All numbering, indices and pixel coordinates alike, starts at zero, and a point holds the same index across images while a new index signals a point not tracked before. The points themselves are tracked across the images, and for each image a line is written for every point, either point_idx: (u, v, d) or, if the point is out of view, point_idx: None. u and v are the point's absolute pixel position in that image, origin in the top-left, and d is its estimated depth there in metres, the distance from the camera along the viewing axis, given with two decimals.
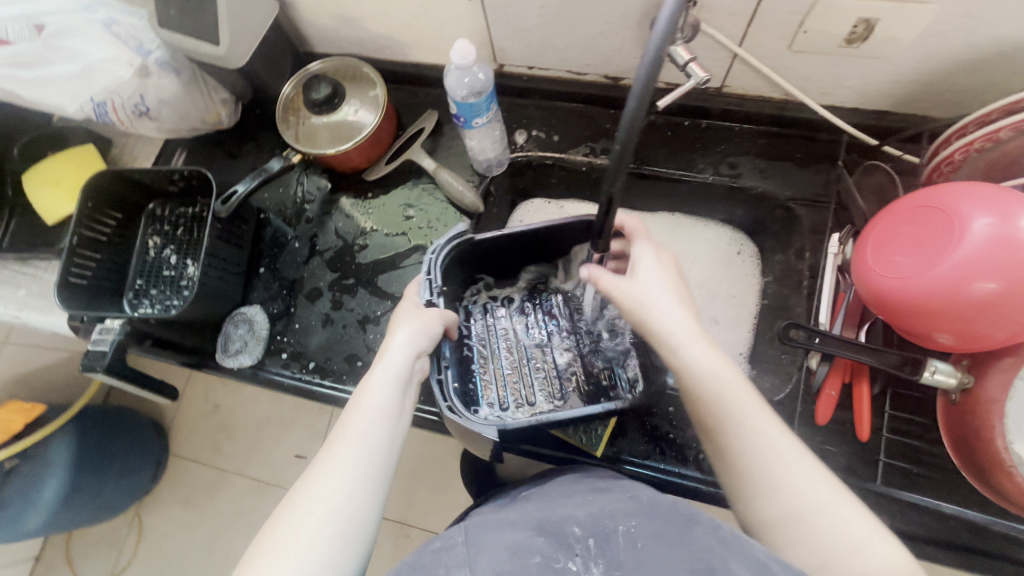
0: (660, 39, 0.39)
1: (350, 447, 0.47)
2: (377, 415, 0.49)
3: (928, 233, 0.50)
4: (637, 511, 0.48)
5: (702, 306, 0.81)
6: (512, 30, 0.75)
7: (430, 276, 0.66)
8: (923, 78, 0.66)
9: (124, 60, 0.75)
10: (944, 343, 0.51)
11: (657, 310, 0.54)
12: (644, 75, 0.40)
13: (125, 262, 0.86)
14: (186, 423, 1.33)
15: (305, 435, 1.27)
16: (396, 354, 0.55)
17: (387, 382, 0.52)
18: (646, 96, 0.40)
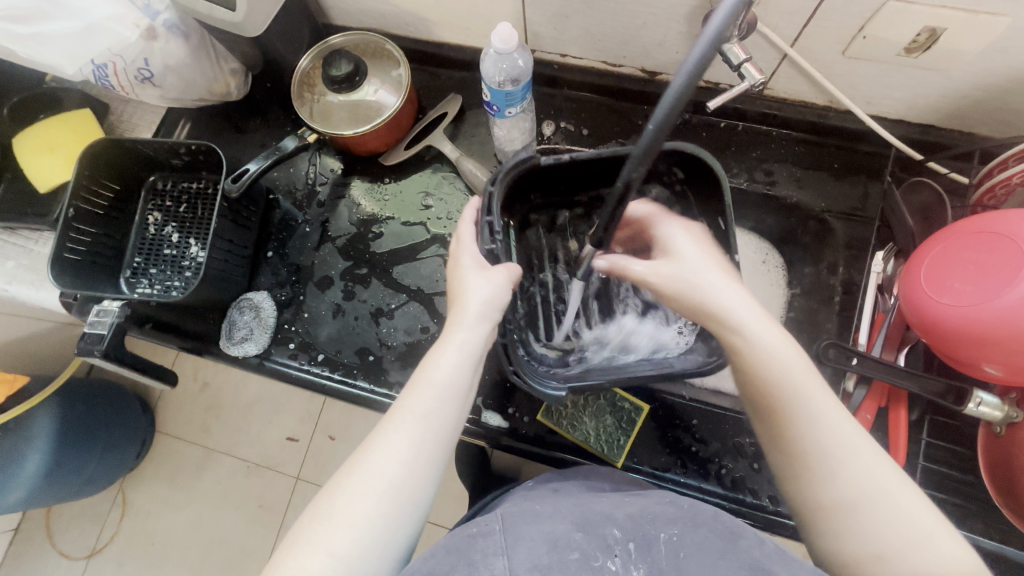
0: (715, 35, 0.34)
1: (415, 423, 0.45)
2: (446, 393, 0.47)
3: (991, 261, 0.48)
4: (680, 519, 0.45)
5: None
6: (549, 15, 0.71)
7: (489, 216, 0.59)
8: (978, 94, 0.63)
9: (130, 20, 0.69)
10: (991, 374, 0.50)
11: (708, 287, 0.49)
12: (689, 70, 0.35)
13: (122, 237, 0.81)
14: (176, 402, 1.29)
15: (299, 418, 1.24)
16: (471, 324, 0.51)
17: (462, 356, 0.49)
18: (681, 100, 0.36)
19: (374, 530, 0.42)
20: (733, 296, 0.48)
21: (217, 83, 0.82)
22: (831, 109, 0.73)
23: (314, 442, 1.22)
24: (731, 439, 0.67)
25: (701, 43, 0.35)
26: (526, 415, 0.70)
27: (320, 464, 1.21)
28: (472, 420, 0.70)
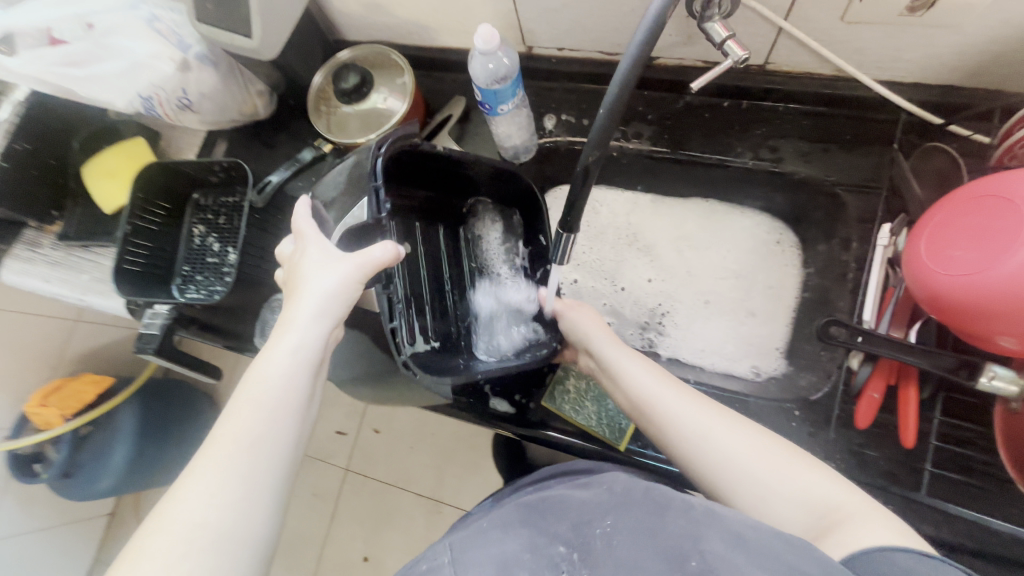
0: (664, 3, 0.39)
1: (242, 444, 0.44)
2: (272, 403, 0.47)
3: (993, 226, 0.45)
4: (613, 509, 0.46)
5: (737, 298, 0.79)
6: (540, 11, 0.73)
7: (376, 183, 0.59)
8: (997, 48, 0.59)
9: (166, 56, 0.78)
10: (1008, 347, 0.47)
11: (626, 373, 0.58)
12: (636, 50, 0.40)
13: (174, 249, 0.91)
14: None
15: (346, 412, 1.32)
16: (304, 329, 0.51)
17: (288, 360, 0.49)
18: (641, 58, 0.40)
19: (207, 570, 0.39)
20: (623, 355, 0.60)
21: (246, 105, 0.90)
22: (839, 77, 0.69)
23: (360, 434, 1.30)
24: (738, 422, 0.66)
25: (644, 28, 0.40)
26: (532, 401, 0.73)
27: (366, 456, 1.29)
28: (482, 408, 0.73)
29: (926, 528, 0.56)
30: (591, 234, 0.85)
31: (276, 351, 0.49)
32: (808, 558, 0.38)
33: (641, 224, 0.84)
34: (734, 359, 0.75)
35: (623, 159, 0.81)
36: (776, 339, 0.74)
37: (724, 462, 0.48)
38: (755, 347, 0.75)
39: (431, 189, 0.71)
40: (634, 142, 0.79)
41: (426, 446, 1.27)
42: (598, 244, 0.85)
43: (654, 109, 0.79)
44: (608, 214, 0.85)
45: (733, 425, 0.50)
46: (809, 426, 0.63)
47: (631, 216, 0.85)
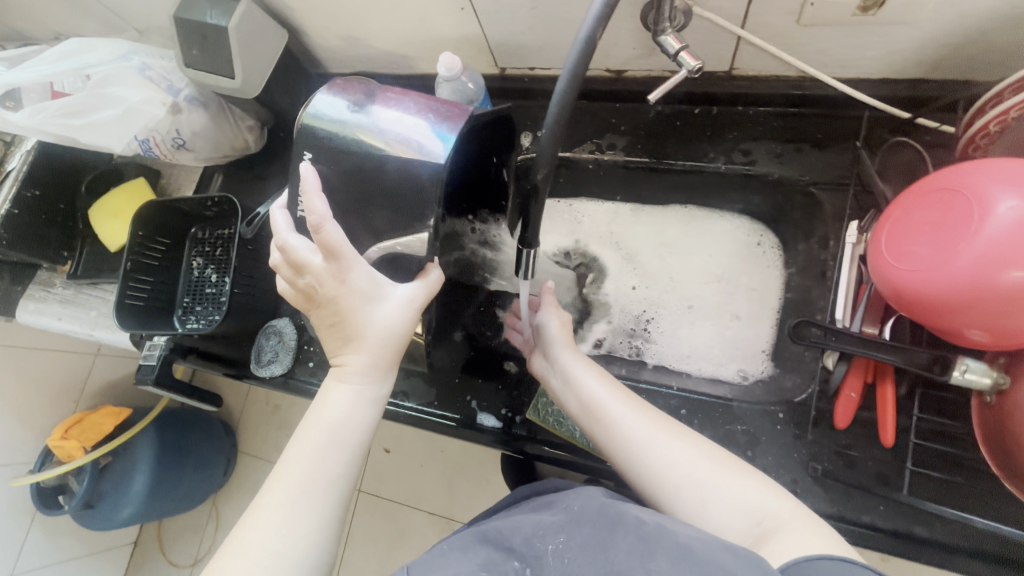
0: (593, 23, 0.41)
1: (309, 481, 0.51)
2: (332, 445, 0.53)
3: (947, 219, 0.45)
4: (566, 524, 0.48)
5: (721, 303, 0.76)
6: (507, 34, 0.75)
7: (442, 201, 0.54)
8: (957, 40, 0.58)
9: (158, 100, 0.82)
10: (977, 340, 0.46)
11: (579, 379, 0.61)
12: (571, 70, 0.42)
13: (174, 282, 0.95)
14: (250, 425, 1.44)
15: None
16: (362, 375, 0.56)
17: (346, 403, 0.55)
18: (576, 75, 0.42)
19: None
20: (577, 362, 0.62)
21: (236, 140, 0.94)
22: (805, 78, 0.70)
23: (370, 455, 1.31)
24: (723, 427, 0.65)
25: (576, 49, 0.42)
26: (519, 415, 0.74)
27: (378, 476, 1.30)
28: (469, 423, 0.75)
29: (919, 529, 0.56)
30: (571, 245, 0.84)
31: (334, 396, 0.55)
32: (747, 564, 0.39)
33: (620, 230, 0.83)
34: (719, 367, 0.73)
35: (599, 170, 0.82)
36: (760, 342, 0.72)
37: (666, 469, 0.51)
38: (739, 352, 0.72)
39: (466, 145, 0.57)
40: (609, 153, 0.81)
41: (435, 464, 1.27)
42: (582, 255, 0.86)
43: (627, 120, 0.81)
44: (586, 222, 0.84)
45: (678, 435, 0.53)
46: (795, 428, 0.63)
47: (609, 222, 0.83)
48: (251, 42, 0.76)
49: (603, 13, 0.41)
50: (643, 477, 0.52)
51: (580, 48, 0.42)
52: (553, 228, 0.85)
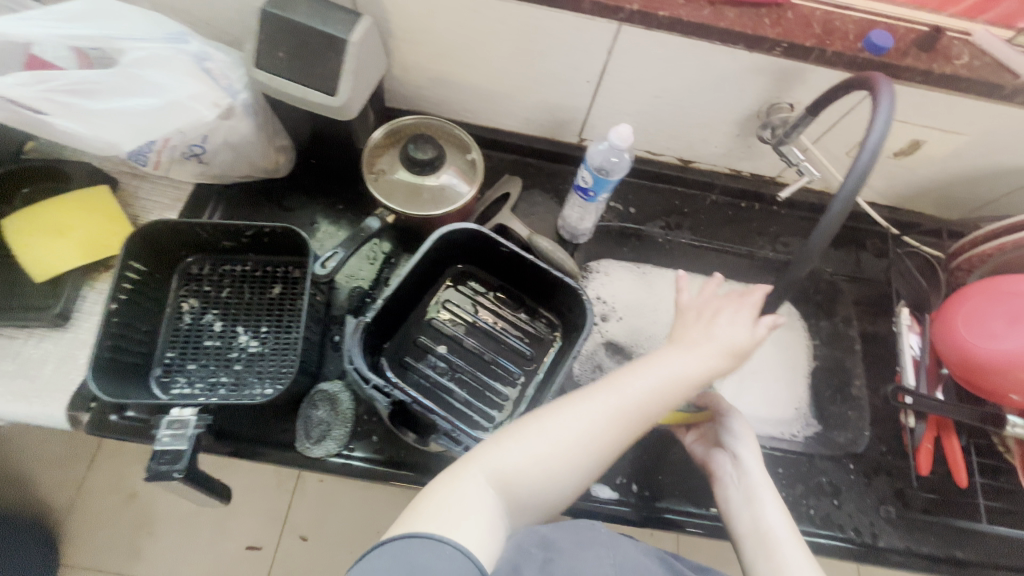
0: (882, 133, 0.49)
1: (560, 426, 0.52)
2: (581, 441, 0.52)
3: (1016, 314, 0.63)
4: None
5: (769, 367, 0.83)
6: (615, 112, 0.81)
7: (355, 363, 0.60)
8: (934, 185, 0.85)
9: (210, 99, 0.64)
10: (1016, 401, 0.64)
11: (761, 499, 0.60)
12: (865, 163, 0.50)
13: (153, 330, 0.71)
14: (95, 523, 1.12)
15: (260, 520, 1.15)
16: (635, 385, 0.55)
17: (611, 412, 0.53)
18: (869, 169, 0.50)
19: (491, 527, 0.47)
20: (748, 443, 0.65)
21: (266, 161, 0.79)
22: (826, 193, 0.90)
23: (282, 545, 1.14)
24: (812, 479, 0.75)
25: (864, 152, 0.50)
26: (635, 482, 0.73)
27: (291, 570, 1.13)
28: (585, 496, 0.71)
29: (963, 553, 0.72)
30: (630, 306, 0.86)
31: (636, 381, 0.55)
32: None
33: (658, 314, 0.86)
34: (763, 423, 0.79)
35: (667, 245, 0.90)
36: (798, 402, 0.81)
37: (780, 566, 0.54)
38: (784, 409, 0.80)
39: (485, 264, 0.78)
40: (677, 232, 0.90)
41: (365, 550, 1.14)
42: (638, 312, 0.86)
43: (689, 203, 0.92)
44: (644, 299, 0.87)
45: (793, 541, 0.57)
46: (863, 476, 0.76)
47: (658, 306, 0.86)
48: (365, 62, 0.66)
49: (875, 152, 0.50)
50: (771, 575, 0.54)
51: (857, 180, 0.50)
52: (620, 300, 0.87)
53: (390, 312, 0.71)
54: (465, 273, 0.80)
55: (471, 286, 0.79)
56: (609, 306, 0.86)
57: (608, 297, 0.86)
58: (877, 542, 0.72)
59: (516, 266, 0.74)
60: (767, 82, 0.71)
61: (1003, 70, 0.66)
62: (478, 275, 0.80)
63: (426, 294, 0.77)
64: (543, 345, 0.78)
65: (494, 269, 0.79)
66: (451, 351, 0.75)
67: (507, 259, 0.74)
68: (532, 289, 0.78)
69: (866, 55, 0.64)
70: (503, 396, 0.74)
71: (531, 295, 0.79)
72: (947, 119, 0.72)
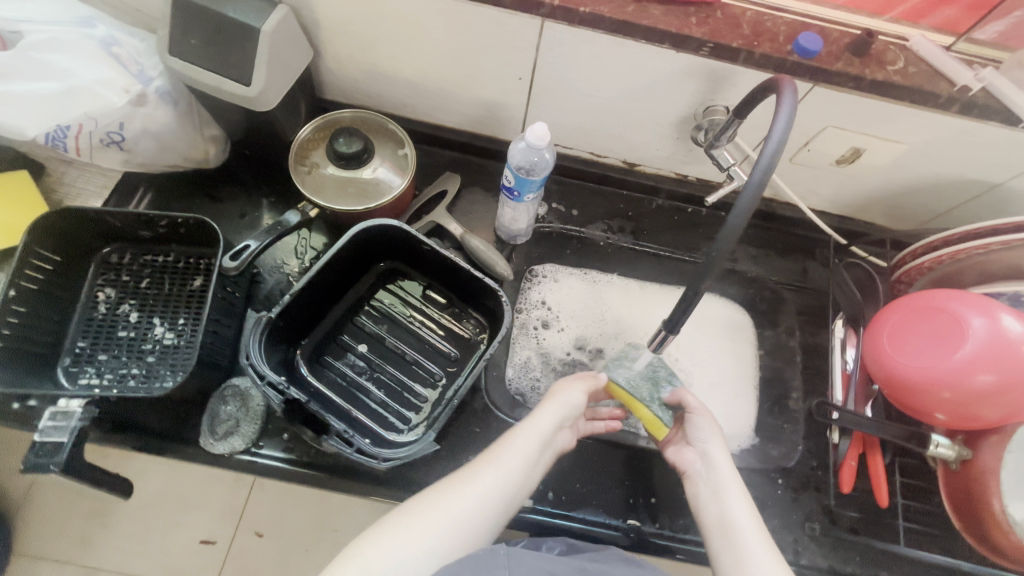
0: (785, 126, 0.48)
1: (437, 505, 0.52)
2: (453, 538, 0.51)
3: (939, 329, 0.61)
4: None
5: (711, 375, 0.82)
6: (552, 111, 0.79)
7: (252, 360, 0.60)
8: (879, 195, 0.83)
9: (119, 84, 0.65)
10: (941, 420, 0.62)
11: (726, 494, 0.57)
12: (770, 157, 0.47)
13: (64, 319, 0.69)
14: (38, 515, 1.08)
15: (210, 516, 1.08)
16: (507, 457, 0.56)
17: (486, 482, 0.54)
18: (774, 165, 0.48)
19: None
20: (716, 439, 0.62)
21: (194, 150, 0.76)
22: (775, 201, 0.88)
23: (236, 542, 1.07)
24: None
25: (769, 144, 0.48)
26: (552, 490, 0.71)
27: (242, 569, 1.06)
28: None
29: None
30: (573, 311, 0.85)
31: (503, 458, 0.56)
32: None
33: (604, 326, 0.84)
34: None
35: (609, 249, 0.88)
36: (749, 417, 0.79)
37: (745, 562, 0.51)
38: (734, 422, 0.79)
39: (411, 261, 0.77)
40: (619, 235, 0.88)
41: (321, 548, 1.07)
42: (580, 317, 0.85)
43: (633, 207, 0.90)
44: (592, 310, 0.85)
45: (759, 537, 0.53)
46: (791, 492, 0.73)
47: (603, 314, 0.85)
48: (281, 52, 0.65)
49: (774, 157, 0.47)
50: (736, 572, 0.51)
51: (755, 186, 0.48)
52: (566, 308, 0.85)
53: (305, 307, 0.70)
54: (393, 270, 0.78)
55: (399, 283, 0.78)
56: (553, 313, 0.84)
57: (555, 304, 0.84)
58: (799, 561, 0.70)
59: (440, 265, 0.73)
60: (700, 83, 0.69)
61: (939, 78, 0.64)
62: (407, 273, 0.78)
63: (350, 290, 0.76)
64: (468, 347, 0.76)
65: (422, 267, 0.77)
66: (371, 350, 0.74)
67: (430, 256, 0.73)
68: (458, 288, 0.76)
69: (795, 59, 0.62)
70: (421, 397, 0.72)
71: (459, 294, 0.77)
72: (886, 127, 0.70)
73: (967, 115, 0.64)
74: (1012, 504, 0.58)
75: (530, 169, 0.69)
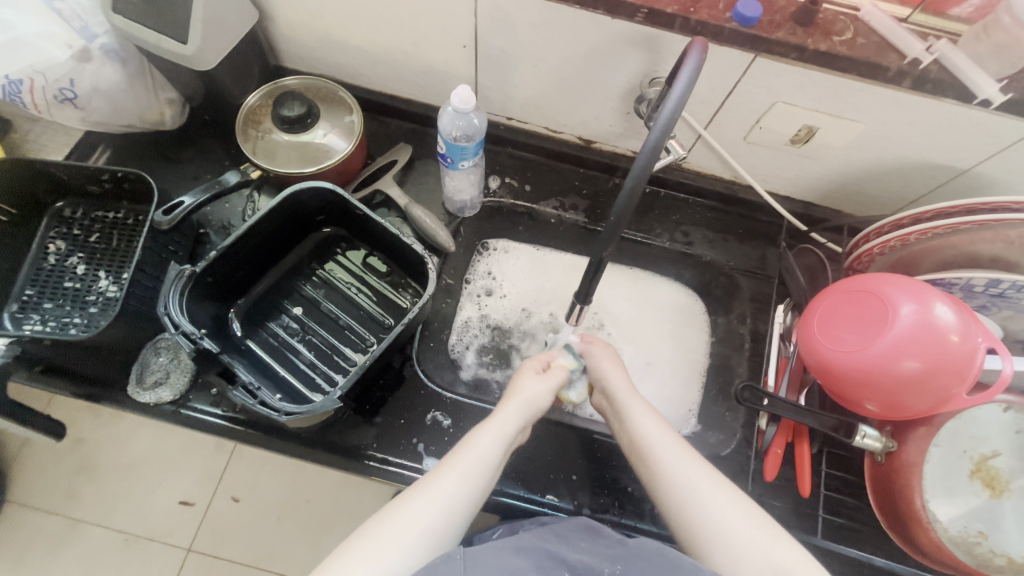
0: (688, 80, 0.45)
1: (406, 517, 0.49)
2: (424, 551, 0.47)
3: (868, 314, 0.58)
4: (623, 556, 0.51)
5: (651, 351, 0.82)
6: (501, 82, 0.78)
7: (177, 320, 0.62)
8: (842, 179, 0.79)
9: (62, 40, 0.67)
10: (871, 411, 0.59)
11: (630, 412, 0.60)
12: (672, 110, 0.45)
13: (15, 267, 0.73)
14: (35, 464, 1.06)
15: (195, 478, 1.07)
16: (474, 458, 0.53)
17: (451, 484, 0.51)
18: (674, 121, 0.45)
19: None
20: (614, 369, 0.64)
21: (150, 112, 0.78)
22: (737, 183, 0.85)
23: (213, 505, 1.05)
24: None
25: (672, 97, 0.45)
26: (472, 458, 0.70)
27: (217, 533, 1.04)
28: (415, 468, 0.70)
29: None
30: (517, 284, 0.85)
31: (468, 458, 0.53)
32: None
33: (547, 297, 0.85)
34: None
35: (560, 226, 0.87)
36: (692, 402, 0.78)
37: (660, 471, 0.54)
38: (670, 406, 0.78)
39: (349, 228, 0.78)
40: (572, 213, 0.86)
41: (296, 517, 1.06)
42: (522, 286, 0.85)
43: (589, 185, 0.88)
44: (535, 281, 0.85)
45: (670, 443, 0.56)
46: (721, 479, 0.71)
47: (547, 287, 0.85)
48: (217, 11, 0.66)
49: (672, 116, 0.45)
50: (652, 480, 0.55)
51: (652, 146, 0.46)
52: (510, 278, 0.85)
53: (237, 266, 0.71)
54: (333, 237, 0.79)
55: (340, 249, 0.79)
56: (497, 283, 0.85)
57: (500, 275, 0.85)
58: None
59: (375, 232, 0.74)
60: (641, 52, 0.66)
61: (890, 50, 0.59)
62: (348, 240, 0.79)
63: (289, 253, 0.78)
64: (403, 315, 0.76)
65: (361, 235, 0.77)
66: (306, 313, 0.75)
67: (364, 222, 0.74)
68: (395, 256, 0.76)
69: (733, 26, 0.59)
70: (350, 361, 0.73)
71: (396, 262, 0.77)
72: (838, 104, 0.66)
73: (920, 91, 0.60)
74: (932, 499, 0.56)
75: (458, 130, 0.70)
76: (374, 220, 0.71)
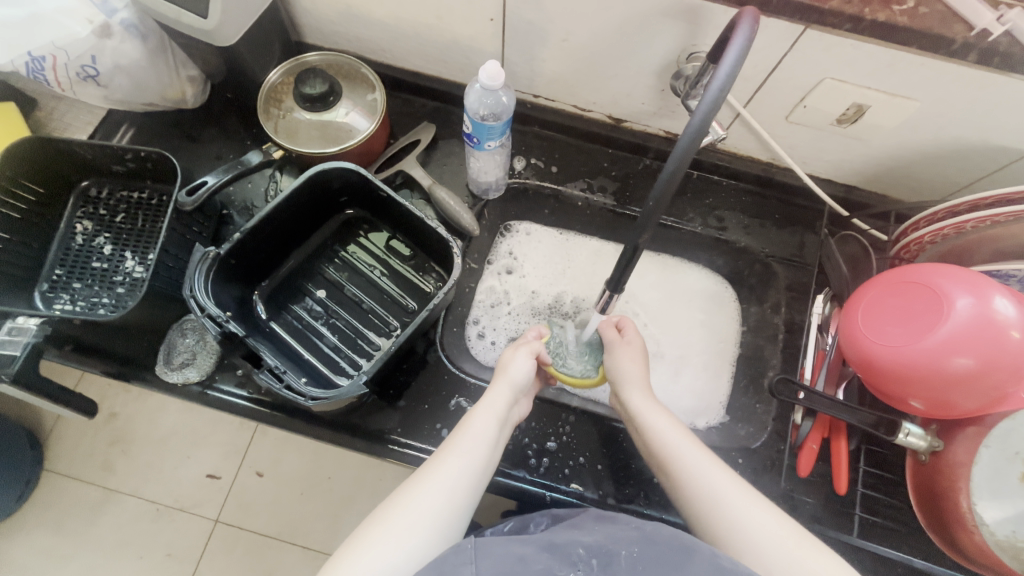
0: (739, 53, 0.42)
1: (417, 501, 0.49)
2: (434, 534, 0.47)
3: (916, 308, 0.54)
4: (638, 539, 0.49)
5: (676, 340, 0.80)
6: (528, 57, 0.74)
7: (195, 296, 0.62)
8: (889, 162, 0.74)
9: (83, 15, 0.66)
10: (916, 408, 0.56)
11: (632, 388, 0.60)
12: (719, 87, 0.41)
13: (44, 247, 0.73)
14: (71, 435, 1.09)
15: (220, 452, 1.09)
16: (472, 441, 0.54)
17: (453, 467, 0.51)
18: (721, 100, 0.41)
19: None
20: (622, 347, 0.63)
21: (171, 90, 0.77)
22: (774, 164, 0.81)
23: (239, 478, 1.08)
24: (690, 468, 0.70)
25: (719, 75, 0.42)
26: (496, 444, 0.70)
27: (245, 506, 1.07)
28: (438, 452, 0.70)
29: None
30: (539, 269, 0.83)
31: (468, 442, 0.53)
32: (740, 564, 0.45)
33: (568, 286, 0.83)
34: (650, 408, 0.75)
35: (587, 210, 0.84)
36: (721, 393, 0.76)
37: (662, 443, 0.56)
38: (698, 398, 0.76)
39: (371, 210, 0.76)
40: (599, 196, 0.83)
41: (319, 494, 1.07)
42: (542, 268, 0.83)
43: (619, 166, 0.85)
44: (556, 266, 0.83)
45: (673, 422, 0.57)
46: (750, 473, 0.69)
47: (567, 271, 0.83)
48: None
49: (719, 96, 0.41)
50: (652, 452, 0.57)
51: (695, 129, 0.42)
52: (531, 261, 0.84)
53: (262, 248, 0.70)
54: (356, 219, 0.78)
55: (362, 232, 0.78)
56: (518, 263, 0.83)
57: (521, 255, 0.83)
58: None
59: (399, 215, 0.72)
60: (680, 24, 0.62)
61: (955, 19, 0.54)
62: (371, 222, 0.78)
63: (313, 234, 0.77)
64: (427, 300, 0.75)
65: (384, 216, 0.76)
66: (329, 296, 0.75)
67: (387, 203, 0.72)
68: (419, 239, 0.75)
69: None
70: (373, 345, 0.72)
71: (419, 245, 0.76)
72: (893, 80, 0.61)
73: (985, 66, 0.55)
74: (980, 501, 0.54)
75: (484, 108, 0.67)
76: (398, 201, 0.69)
